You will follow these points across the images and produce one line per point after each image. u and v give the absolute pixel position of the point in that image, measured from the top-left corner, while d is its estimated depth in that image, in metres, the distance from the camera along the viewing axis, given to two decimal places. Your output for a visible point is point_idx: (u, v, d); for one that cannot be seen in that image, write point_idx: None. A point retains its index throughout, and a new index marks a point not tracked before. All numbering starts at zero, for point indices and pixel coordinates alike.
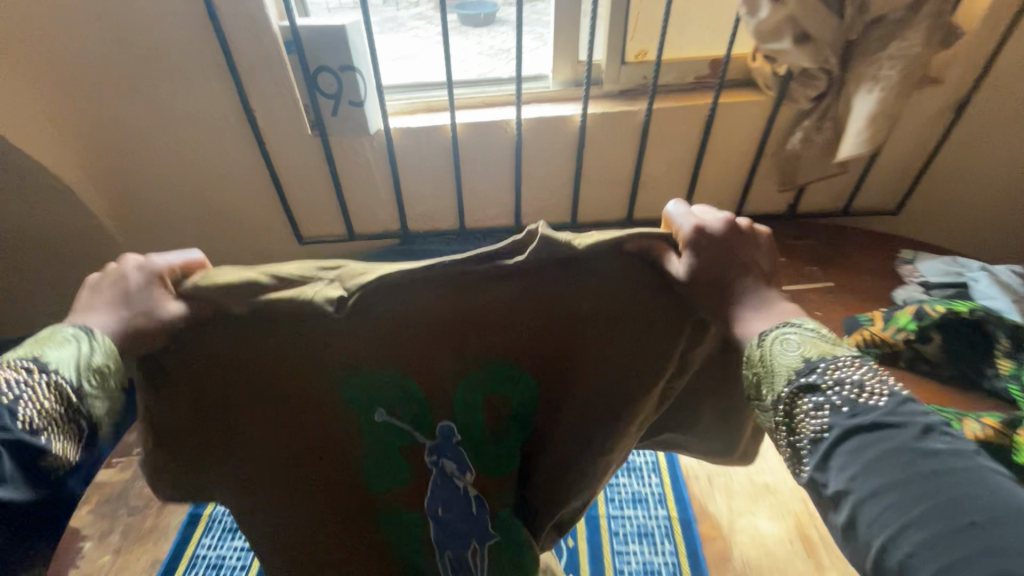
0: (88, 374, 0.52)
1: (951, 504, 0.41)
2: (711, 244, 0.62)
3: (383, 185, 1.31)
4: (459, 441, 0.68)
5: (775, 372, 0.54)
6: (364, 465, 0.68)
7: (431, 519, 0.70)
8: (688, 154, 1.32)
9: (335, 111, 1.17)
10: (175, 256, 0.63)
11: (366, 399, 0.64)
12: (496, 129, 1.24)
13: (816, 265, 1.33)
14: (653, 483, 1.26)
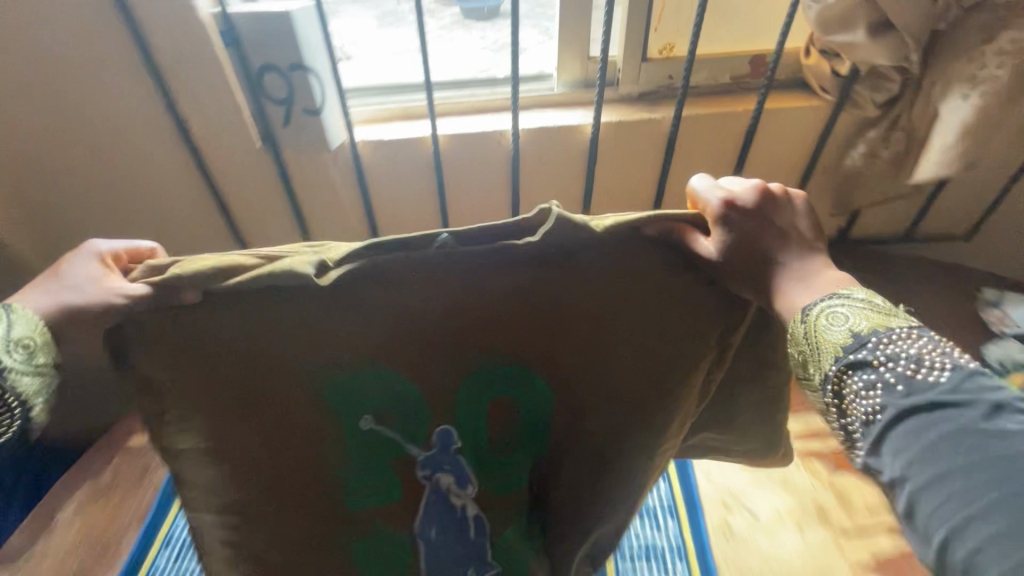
0: (11, 348, 0.56)
1: (1019, 482, 0.39)
2: (746, 218, 0.56)
3: (351, 208, 1.08)
4: (458, 449, 0.66)
5: (820, 350, 0.50)
6: (347, 475, 0.64)
7: (419, 542, 0.68)
8: (722, 170, 1.08)
9: (287, 120, 0.94)
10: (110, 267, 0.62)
11: (354, 404, 0.61)
12: (490, 141, 1.01)
13: None
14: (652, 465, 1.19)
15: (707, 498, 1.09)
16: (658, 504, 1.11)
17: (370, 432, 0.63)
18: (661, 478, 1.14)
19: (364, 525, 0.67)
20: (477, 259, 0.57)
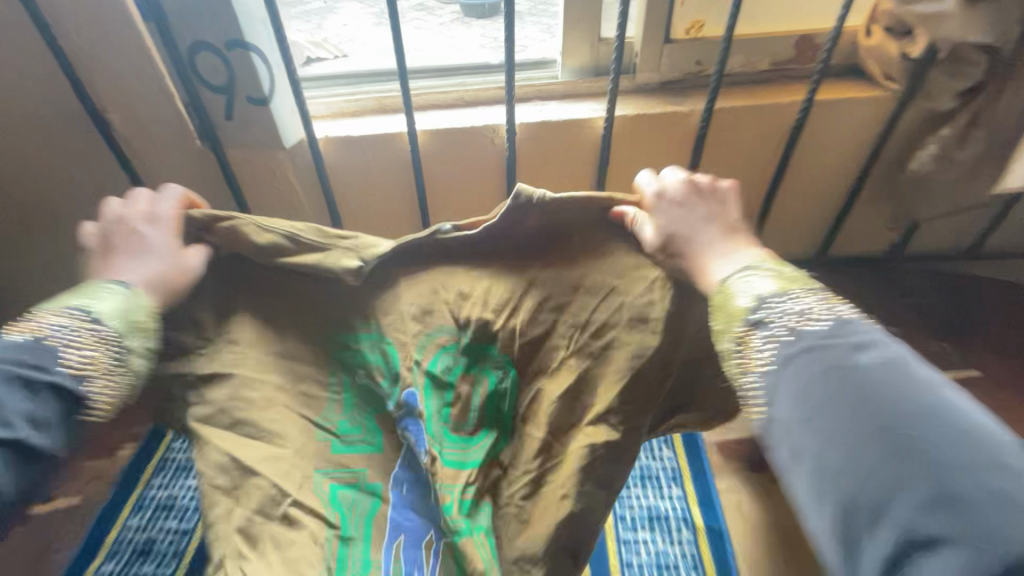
0: (131, 330, 0.51)
1: (879, 410, 0.37)
2: (672, 205, 0.58)
3: (314, 218, 0.90)
4: (421, 413, 0.58)
5: (724, 313, 0.50)
6: (343, 428, 0.62)
7: (391, 494, 0.60)
8: (757, 174, 0.90)
9: (229, 112, 0.77)
10: (167, 199, 0.60)
11: (339, 359, 0.63)
12: (479, 139, 0.83)
13: (949, 339, 0.93)
14: (666, 455, 0.94)
15: None
16: None
17: (366, 386, 0.63)
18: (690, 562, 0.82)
19: (343, 474, 0.59)
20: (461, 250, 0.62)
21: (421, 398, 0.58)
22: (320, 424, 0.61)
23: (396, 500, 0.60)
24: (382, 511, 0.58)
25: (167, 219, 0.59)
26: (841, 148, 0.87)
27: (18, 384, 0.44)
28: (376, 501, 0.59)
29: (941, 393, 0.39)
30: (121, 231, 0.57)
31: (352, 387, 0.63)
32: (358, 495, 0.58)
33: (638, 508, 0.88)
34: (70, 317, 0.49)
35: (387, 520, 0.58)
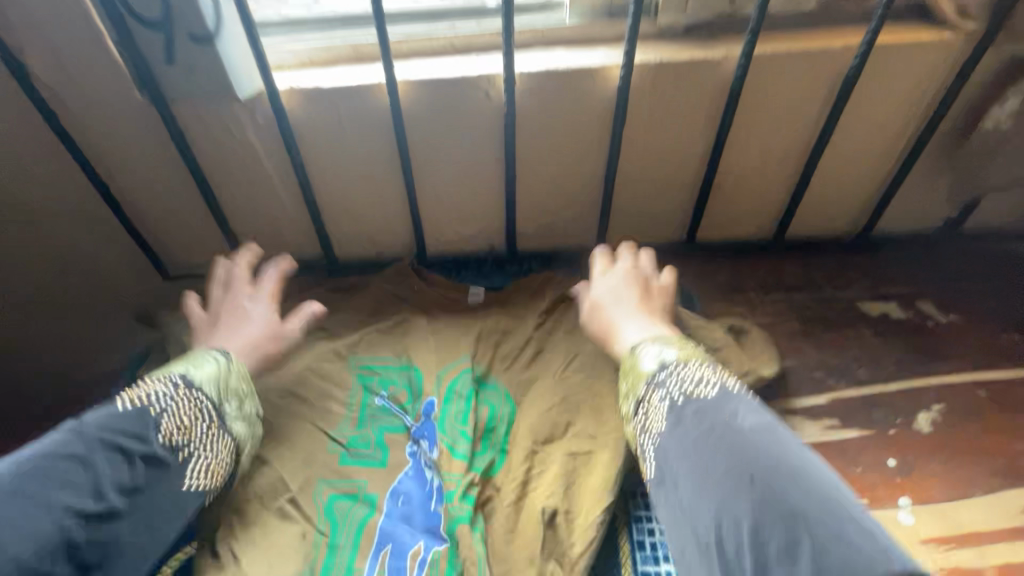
0: (228, 396, 0.58)
1: (744, 458, 0.42)
2: (608, 288, 0.69)
3: (283, 186, 0.78)
4: (435, 421, 0.67)
5: (632, 373, 0.58)
6: (347, 443, 0.66)
7: (381, 514, 0.60)
8: (800, 138, 0.77)
9: (172, 55, 0.63)
10: (271, 274, 0.71)
11: (375, 381, 0.71)
12: (472, 92, 0.70)
13: (1015, 330, 0.78)
14: None
15: None
16: None
17: (382, 407, 0.69)
18: None
19: (343, 484, 0.62)
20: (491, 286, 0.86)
21: (437, 408, 0.68)
22: (333, 441, 0.66)
23: (389, 511, 0.60)
24: (374, 522, 0.60)
25: (270, 295, 0.70)
26: (901, 106, 0.74)
27: (119, 452, 0.49)
28: (369, 511, 0.60)
29: (795, 447, 0.43)
30: (235, 311, 0.68)
31: (368, 410, 0.69)
32: (354, 505, 0.61)
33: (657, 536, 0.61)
34: (167, 383, 0.54)
35: (377, 528, 0.59)
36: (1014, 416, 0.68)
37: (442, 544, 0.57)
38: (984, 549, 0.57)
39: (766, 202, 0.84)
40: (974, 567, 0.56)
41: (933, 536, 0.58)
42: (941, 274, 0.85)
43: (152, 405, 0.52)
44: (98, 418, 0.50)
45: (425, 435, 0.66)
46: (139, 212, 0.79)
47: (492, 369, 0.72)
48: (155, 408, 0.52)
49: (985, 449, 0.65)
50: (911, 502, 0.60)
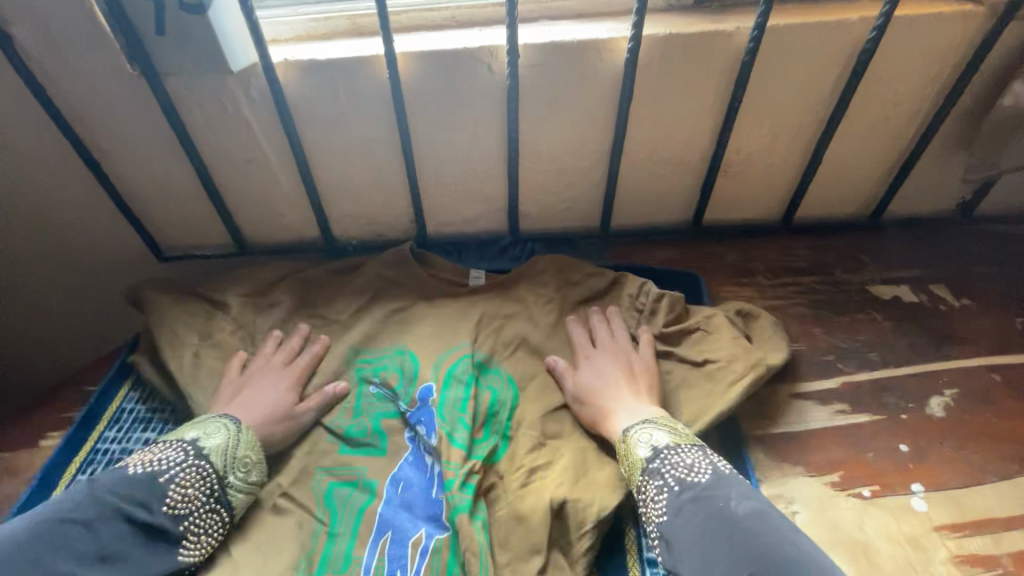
0: (233, 466, 0.56)
1: (748, 551, 0.43)
2: (587, 365, 0.66)
3: (279, 164, 0.76)
4: (435, 407, 0.64)
5: (632, 464, 0.56)
6: (343, 431, 0.64)
7: (380, 502, 0.58)
8: (812, 116, 0.74)
9: (161, 26, 0.61)
10: (305, 355, 0.69)
11: (371, 368, 0.69)
12: (472, 66, 0.68)
13: None
14: None
15: None
16: None
17: (378, 394, 0.67)
18: None
19: (343, 473, 0.61)
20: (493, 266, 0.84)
21: (434, 395, 0.65)
22: (328, 431, 0.64)
23: (388, 497, 0.58)
24: (374, 509, 0.57)
25: (298, 373, 0.67)
26: (916, 82, 0.71)
27: (118, 517, 0.49)
28: (369, 498, 0.58)
29: (792, 534, 0.44)
30: (252, 384, 0.65)
31: (364, 398, 0.66)
32: (354, 492, 0.59)
33: None
34: (178, 448, 0.55)
35: (378, 515, 0.57)
36: None
37: (443, 532, 0.54)
38: (998, 536, 0.55)
39: (773, 183, 0.82)
40: (988, 555, 0.54)
41: (945, 523, 0.56)
42: (951, 259, 0.83)
43: (160, 469, 0.52)
44: (106, 483, 0.50)
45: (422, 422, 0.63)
46: (132, 191, 0.77)
47: (491, 356, 0.69)
48: (162, 473, 0.52)
49: (999, 435, 0.63)
50: (922, 489, 0.58)
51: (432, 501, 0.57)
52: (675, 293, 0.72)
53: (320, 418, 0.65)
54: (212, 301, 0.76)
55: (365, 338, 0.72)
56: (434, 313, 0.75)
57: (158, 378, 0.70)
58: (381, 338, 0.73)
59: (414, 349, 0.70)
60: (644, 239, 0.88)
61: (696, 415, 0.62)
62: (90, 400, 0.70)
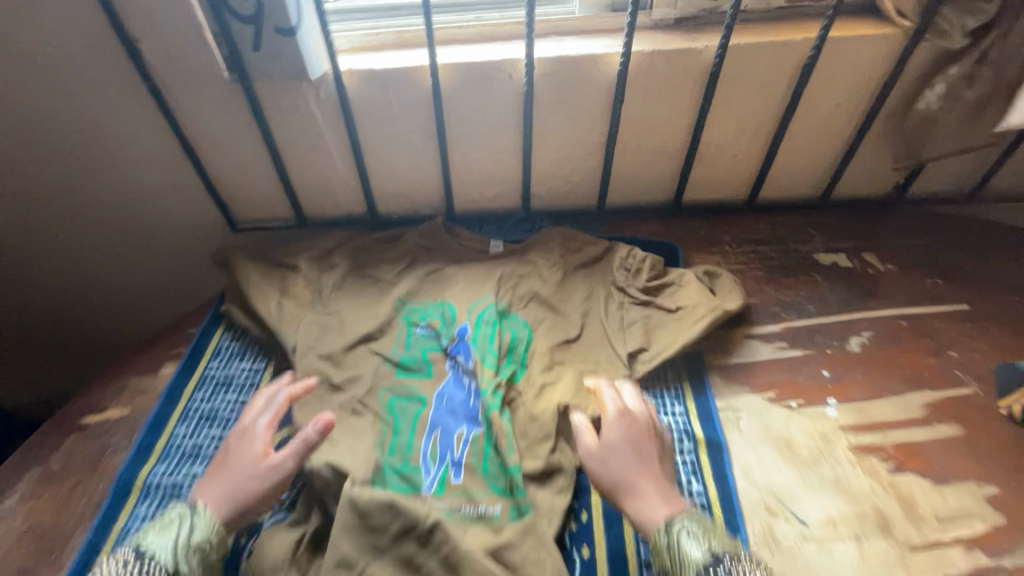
0: (186, 555, 0.58)
1: None
2: (614, 442, 0.64)
3: (338, 152, 0.94)
4: (468, 342, 0.82)
5: (683, 566, 0.55)
6: (397, 360, 0.82)
7: (430, 409, 0.75)
8: (768, 115, 0.92)
9: (258, 44, 0.78)
10: (266, 411, 0.70)
11: (416, 314, 0.88)
12: (496, 75, 0.85)
13: (938, 277, 0.93)
14: (678, 415, 0.76)
15: (745, 502, 0.68)
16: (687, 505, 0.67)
17: (422, 334, 0.85)
18: (688, 469, 0.71)
19: (401, 390, 0.78)
20: (509, 235, 1.03)
21: (469, 332, 0.83)
22: (386, 358, 0.82)
23: (436, 407, 0.76)
24: (425, 415, 0.75)
25: (261, 432, 0.68)
26: (851, 88, 0.89)
27: None
28: (420, 406, 0.76)
29: None
30: (224, 457, 0.66)
31: (412, 335, 0.85)
32: (409, 404, 0.76)
33: None
34: (122, 559, 0.56)
35: (429, 417, 0.74)
36: (929, 340, 0.84)
37: (480, 428, 0.72)
38: (887, 432, 0.74)
39: (738, 169, 1.00)
40: (877, 444, 0.72)
41: (848, 424, 0.75)
42: (882, 233, 1.02)
43: None
44: None
45: (461, 352, 0.81)
46: (217, 172, 0.95)
47: (511, 304, 0.88)
48: None
49: (900, 364, 0.81)
50: (835, 402, 0.77)
51: (470, 407, 0.75)
52: (655, 256, 0.93)
53: (378, 348, 0.83)
54: (284, 263, 0.95)
55: (409, 294, 0.91)
56: (462, 276, 0.93)
57: (248, 321, 0.88)
58: (422, 294, 0.91)
59: (451, 300, 0.89)
60: (633, 215, 1.07)
61: (670, 340, 0.81)
62: (193, 339, 0.89)
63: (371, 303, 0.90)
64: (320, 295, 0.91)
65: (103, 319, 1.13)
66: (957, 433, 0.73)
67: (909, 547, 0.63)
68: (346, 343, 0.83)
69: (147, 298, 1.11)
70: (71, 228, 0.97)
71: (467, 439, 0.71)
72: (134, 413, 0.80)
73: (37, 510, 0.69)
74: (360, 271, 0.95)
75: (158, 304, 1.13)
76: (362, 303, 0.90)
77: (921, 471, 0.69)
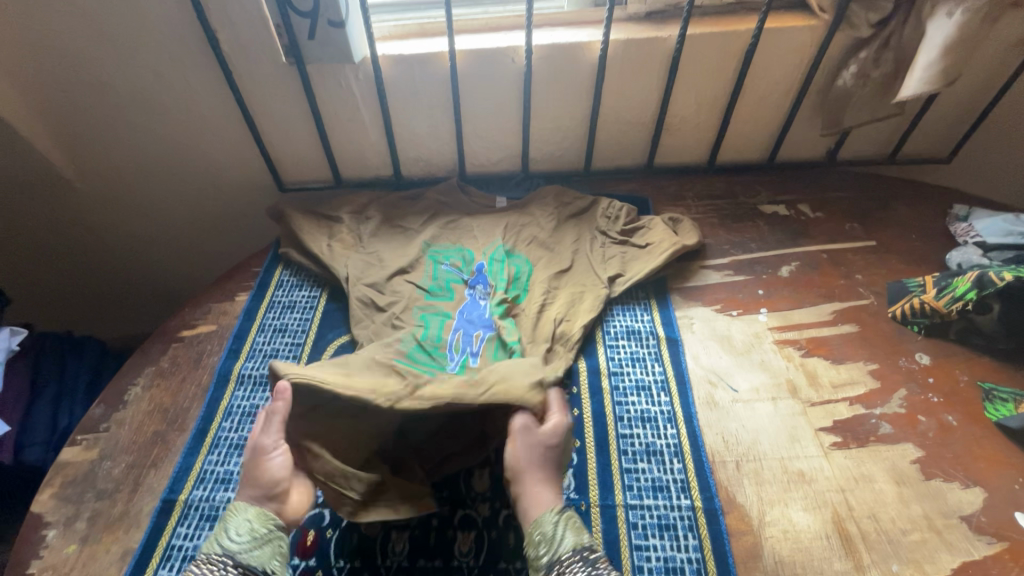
0: (249, 538, 0.63)
1: None
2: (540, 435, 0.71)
3: (370, 122, 1.14)
4: (484, 275, 1.04)
5: (557, 542, 0.63)
6: (426, 287, 1.02)
7: (454, 319, 0.97)
8: (719, 90, 1.14)
9: (312, 34, 0.97)
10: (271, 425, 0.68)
11: (440, 255, 1.09)
12: (501, 59, 1.06)
13: (857, 221, 1.16)
14: (647, 322, 0.99)
15: (693, 377, 0.91)
16: (650, 380, 0.91)
17: (447, 269, 1.06)
18: (653, 357, 0.94)
19: (429, 307, 0.99)
20: (511, 191, 1.25)
21: (485, 267, 1.05)
22: (418, 285, 1.02)
23: (458, 318, 0.97)
24: (450, 323, 0.96)
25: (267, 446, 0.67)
26: (786, 69, 1.11)
27: None
28: (447, 317, 0.97)
29: None
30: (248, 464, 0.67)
31: (439, 269, 1.06)
32: (437, 316, 0.98)
33: (618, 326, 0.99)
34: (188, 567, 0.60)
35: (455, 324, 0.96)
36: (843, 267, 1.07)
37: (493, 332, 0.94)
38: (802, 330, 0.97)
39: (698, 136, 1.22)
40: (793, 339, 0.96)
41: (774, 326, 0.98)
42: (814, 187, 1.24)
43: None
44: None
45: (479, 283, 1.03)
46: (271, 140, 1.15)
47: (517, 245, 1.10)
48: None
49: (818, 284, 1.04)
50: (766, 312, 1.00)
51: (485, 319, 0.97)
52: (630, 207, 1.15)
53: (410, 276, 1.04)
54: (327, 215, 1.15)
55: (432, 237, 1.11)
56: (476, 226, 1.14)
57: (303, 258, 1.09)
58: (444, 238, 1.12)
59: (470, 246, 1.10)
60: (614, 175, 1.29)
61: (640, 269, 1.03)
62: (259, 275, 1.10)
63: (402, 245, 1.10)
64: (360, 239, 1.11)
65: (173, 257, 1.35)
66: (854, 330, 0.96)
67: (809, 403, 0.87)
68: (385, 274, 1.03)
69: (212, 246, 1.34)
70: (153, 185, 1.19)
71: (483, 337, 0.94)
72: (220, 328, 1.01)
73: (158, 393, 0.91)
74: (390, 222, 1.15)
75: (221, 247, 1.35)
76: (396, 244, 1.10)
77: (825, 355, 0.93)
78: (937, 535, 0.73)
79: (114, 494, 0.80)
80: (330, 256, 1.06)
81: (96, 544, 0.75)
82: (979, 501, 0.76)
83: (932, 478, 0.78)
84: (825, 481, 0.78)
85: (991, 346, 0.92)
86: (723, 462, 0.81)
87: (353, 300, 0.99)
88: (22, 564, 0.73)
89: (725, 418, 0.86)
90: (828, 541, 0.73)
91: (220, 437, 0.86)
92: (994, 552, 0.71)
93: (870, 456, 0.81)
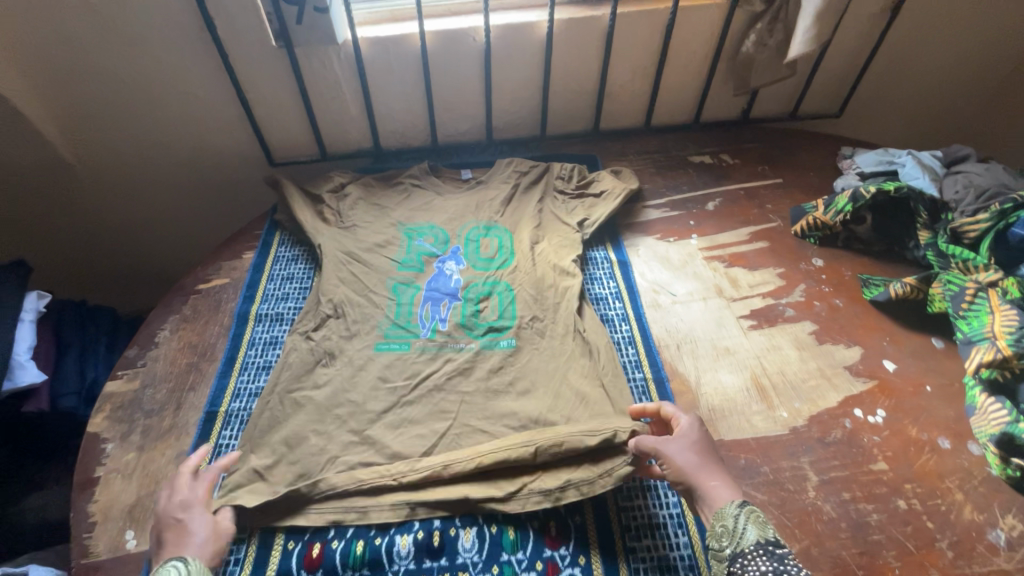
0: None
1: None
2: (682, 439, 0.76)
3: (352, 99, 1.30)
4: (459, 250, 1.15)
5: (738, 535, 0.66)
6: (399, 262, 1.12)
7: (423, 292, 1.07)
8: (648, 60, 1.35)
9: (300, 19, 1.11)
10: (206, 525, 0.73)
11: (414, 232, 1.19)
12: (465, 39, 1.24)
13: (767, 164, 1.40)
14: (601, 256, 1.18)
15: (640, 288, 1.12)
16: (606, 292, 1.11)
17: (420, 248, 1.15)
18: (608, 275, 1.14)
19: (402, 278, 1.09)
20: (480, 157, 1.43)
21: (461, 250, 1.15)
22: (392, 259, 1.12)
23: (427, 288, 1.08)
24: (419, 294, 1.07)
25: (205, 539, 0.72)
26: (700, 41, 1.33)
27: None
28: (416, 290, 1.07)
29: None
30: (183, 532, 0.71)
31: (412, 244, 1.16)
32: (409, 289, 1.08)
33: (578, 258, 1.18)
34: None
35: (423, 295, 1.06)
36: (756, 200, 1.30)
37: (457, 302, 1.05)
38: (726, 249, 1.19)
39: (635, 102, 1.44)
40: (718, 255, 1.18)
41: (704, 247, 1.20)
42: (733, 141, 1.48)
43: None
44: None
45: (449, 261, 1.13)
46: (263, 119, 1.29)
47: (491, 218, 1.21)
48: None
49: (737, 214, 1.27)
50: (697, 237, 1.22)
51: (450, 290, 1.07)
52: (580, 168, 1.33)
53: (386, 254, 1.13)
54: (311, 191, 1.25)
55: (406, 217, 1.22)
56: (447, 205, 1.25)
57: (292, 226, 1.22)
58: (418, 219, 1.22)
59: (441, 225, 1.20)
60: (566, 138, 1.49)
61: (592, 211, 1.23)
62: (261, 236, 1.24)
63: (379, 217, 1.21)
64: (341, 214, 1.21)
65: (171, 232, 1.48)
66: (766, 245, 1.19)
67: (732, 299, 1.09)
68: (362, 244, 1.14)
69: (207, 220, 1.47)
70: (153, 165, 1.31)
71: (450, 306, 1.05)
72: (233, 280, 1.15)
73: (185, 334, 1.05)
74: (370, 197, 1.26)
75: (217, 222, 1.48)
76: (373, 216, 1.22)
77: (743, 264, 1.16)
78: (828, 380, 0.95)
79: (161, 412, 0.93)
80: (307, 222, 1.17)
81: (151, 450, 0.89)
82: (858, 355, 0.99)
83: (824, 343, 1.01)
84: (746, 352, 1.00)
85: (869, 249, 1.17)
86: (668, 345, 1.02)
87: (335, 257, 1.10)
88: (89, 470, 0.86)
89: (669, 316, 1.07)
90: (748, 392, 0.94)
91: (248, 361, 1.00)
92: (869, 388, 0.94)
93: (778, 333, 1.03)
